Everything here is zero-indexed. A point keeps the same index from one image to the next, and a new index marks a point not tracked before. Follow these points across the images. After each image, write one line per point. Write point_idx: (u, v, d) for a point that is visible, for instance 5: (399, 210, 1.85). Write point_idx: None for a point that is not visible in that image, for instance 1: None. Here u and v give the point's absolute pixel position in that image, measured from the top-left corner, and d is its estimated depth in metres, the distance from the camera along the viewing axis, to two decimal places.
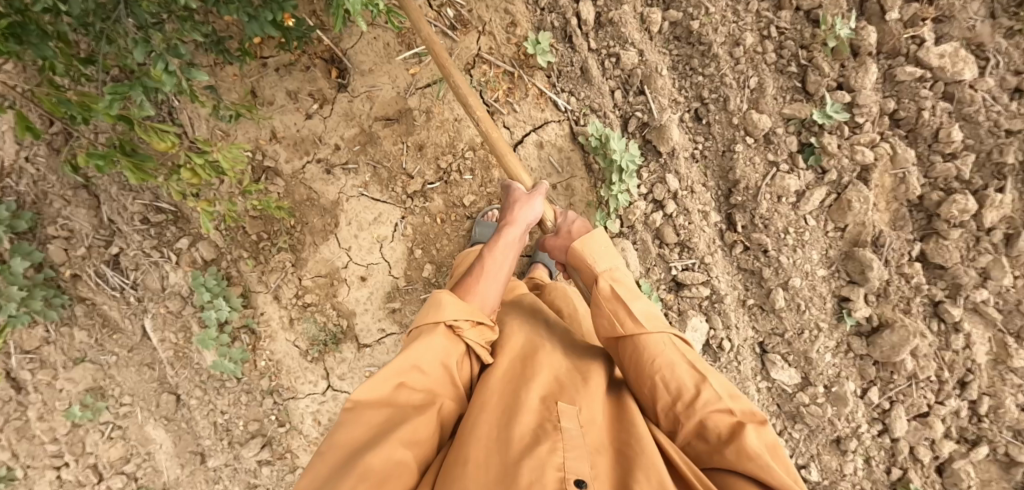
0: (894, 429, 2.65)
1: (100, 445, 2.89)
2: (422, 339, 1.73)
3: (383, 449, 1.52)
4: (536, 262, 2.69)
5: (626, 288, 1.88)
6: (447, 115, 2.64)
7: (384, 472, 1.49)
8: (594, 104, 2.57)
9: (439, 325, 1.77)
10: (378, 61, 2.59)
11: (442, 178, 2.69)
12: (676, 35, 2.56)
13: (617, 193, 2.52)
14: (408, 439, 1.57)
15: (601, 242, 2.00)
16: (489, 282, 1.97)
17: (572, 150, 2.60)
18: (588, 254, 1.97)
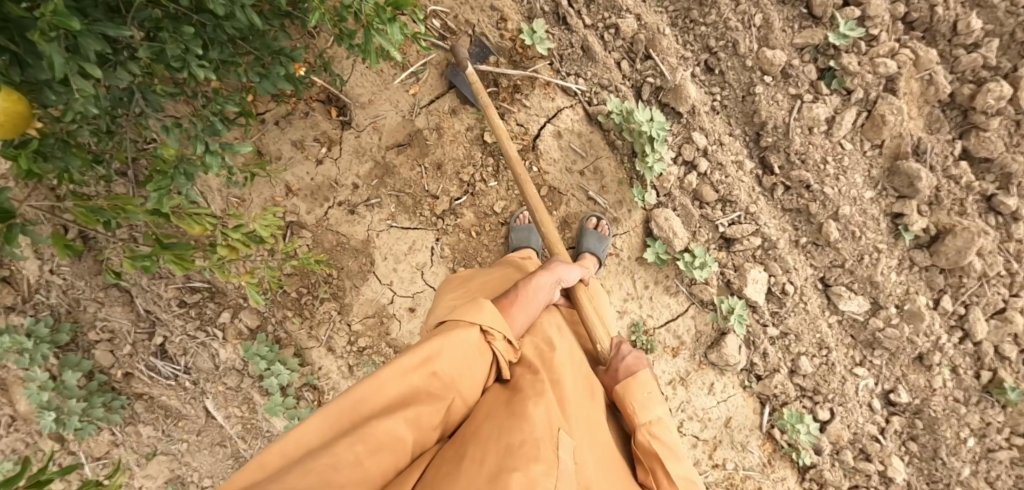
0: (975, 333, 2.59)
1: None
2: (451, 331, 1.65)
3: (384, 423, 1.46)
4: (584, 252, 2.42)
5: (661, 444, 1.83)
6: (457, 127, 2.58)
7: (382, 445, 1.44)
8: (603, 80, 2.50)
9: (472, 323, 1.69)
10: (377, 89, 2.53)
11: (467, 191, 2.62)
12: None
13: (652, 164, 2.44)
14: (412, 417, 1.51)
15: (648, 390, 1.91)
16: (521, 310, 1.88)
17: (591, 132, 2.53)
18: (637, 397, 1.88)
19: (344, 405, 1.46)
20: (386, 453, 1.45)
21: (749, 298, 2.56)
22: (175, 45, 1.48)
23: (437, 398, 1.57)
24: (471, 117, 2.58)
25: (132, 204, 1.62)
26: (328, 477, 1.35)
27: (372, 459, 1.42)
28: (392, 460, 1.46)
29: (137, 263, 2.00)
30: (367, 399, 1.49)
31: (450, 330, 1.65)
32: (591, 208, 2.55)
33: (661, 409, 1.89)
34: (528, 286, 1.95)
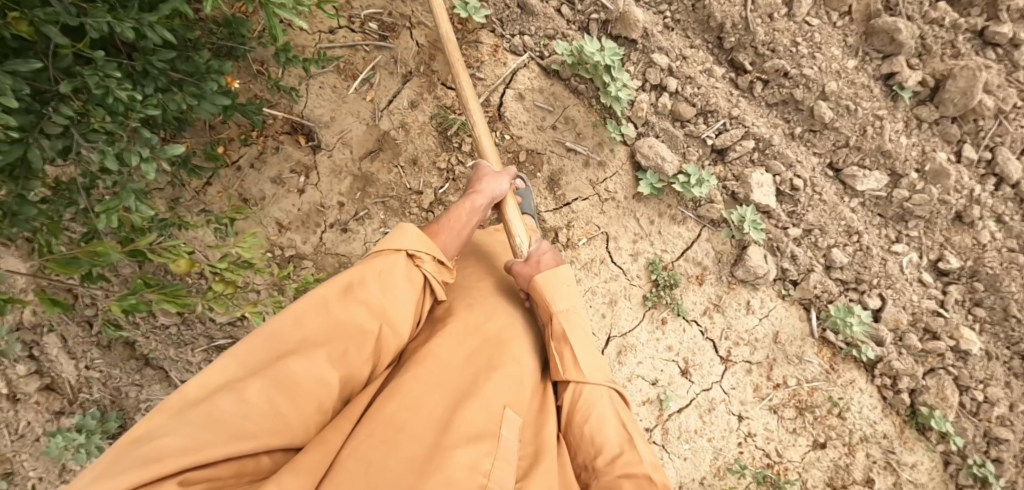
0: (1011, 174, 2.42)
1: None
2: (380, 267, 1.68)
3: (302, 363, 1.48)
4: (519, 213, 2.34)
5: (577, 331, 1.88)
6: (421, 118, 2.54)
7: (304, 389, 1.47)
8: (549, 31, 2.46)
9: (399, 255, 1.73)
10: (335, 105, 2.53)
11: (449, 178, 2.58)
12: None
13: (618, 92, 2.36)
14: (335, 356, 1.53)
15: (564, 281, 1.96)
16: (451, 234, 1.91)
17: (552, 85, 2.48)
18: (554, 289, 1.92)
19: (260, 343, 1.47)
20: (308, 396, 1.47)
21: (760, 203, 2.44)
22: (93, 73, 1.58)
23: (363, 335, 1.59)
24: (431, 105, 2.54)
25: (106, 252, 1.65)
26: (236, 425, 1.37)
27: (287, 402, 1.44)
28: (310, 402, 1.48)
29: (126, 307, 1.82)
30: (284, 337, 1.50)
31: (379, 263, 1.68)
32: (574, 159, 2.50)
33: (573, 299, 1.94)
34: (462, 212, 1.96)
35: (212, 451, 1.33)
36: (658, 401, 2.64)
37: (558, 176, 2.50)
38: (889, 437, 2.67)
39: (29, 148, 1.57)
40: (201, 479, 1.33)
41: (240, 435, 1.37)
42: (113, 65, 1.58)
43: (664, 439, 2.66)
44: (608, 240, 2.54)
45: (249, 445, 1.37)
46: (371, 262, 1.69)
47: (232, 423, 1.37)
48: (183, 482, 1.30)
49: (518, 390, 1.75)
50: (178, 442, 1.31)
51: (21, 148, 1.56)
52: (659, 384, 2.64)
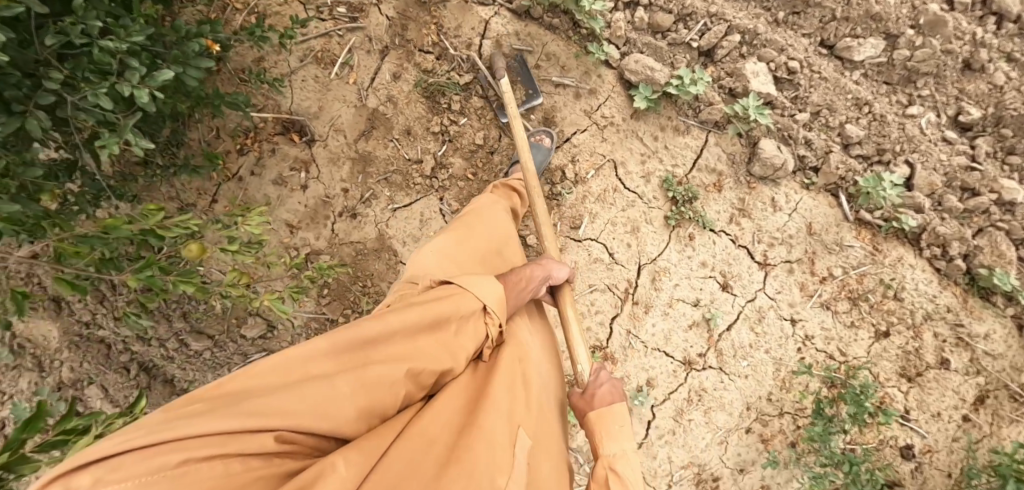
0: (1009, 9, 2.36)
1: None
2: (467, 305, 1.63)
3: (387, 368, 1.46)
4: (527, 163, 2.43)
5: (621, 477, 1.67)
6: (406, 88, 2.54)
7: (376, 393, 1.43)
8: None
9: (483, 303, 1.67)
10: (321, 93, 2.53)
11: (444, 139, 2.56)
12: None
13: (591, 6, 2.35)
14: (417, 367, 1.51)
15: (621, 420, 1.78)
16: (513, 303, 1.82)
17: (527, 26, 2.49)
18: (609, 429, 1.76)
19: (352, 340, 1.45)
20: (379, 400, 1.44)
21: (760, 91, 2.40)
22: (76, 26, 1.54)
23: (437, 363, 1.54)
24: (414, 74, 2.53)
25: (116, 225, 1.59)
26: (323, 405, 1.36)
27: (369, 401, 1.42)
28: (386, 402, 1.46)
29: (142, 281, 1.72)
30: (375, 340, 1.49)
31: (469, 297, 1.65)
32: (564, 93, 2.49)
33: (629, 443, 1.74)
34: (525, 274, 1.89)
35: (299, 422, 1.32)
36: (703, 321, 2.59)
37: (553, 117, 2.50)
38: (953, 310, 2.55)
39: (28, 119, 1.56)
40: (286, 442, 1.32)
41: (323, 413, 1.36)
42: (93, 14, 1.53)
43: (720, 360, 2.61)
44: (616, 167, 2.52)
45: (329, 425, 1.37)
46: (460, 294, 1.65)
47: (321, 401, 1.36)
48: (275, 440, 1.30)
49: (538, 424, 1.70)
50: (274, 405, 1.31)
51: (19, 119, 1.56)
52: (702, 304, 2.58)
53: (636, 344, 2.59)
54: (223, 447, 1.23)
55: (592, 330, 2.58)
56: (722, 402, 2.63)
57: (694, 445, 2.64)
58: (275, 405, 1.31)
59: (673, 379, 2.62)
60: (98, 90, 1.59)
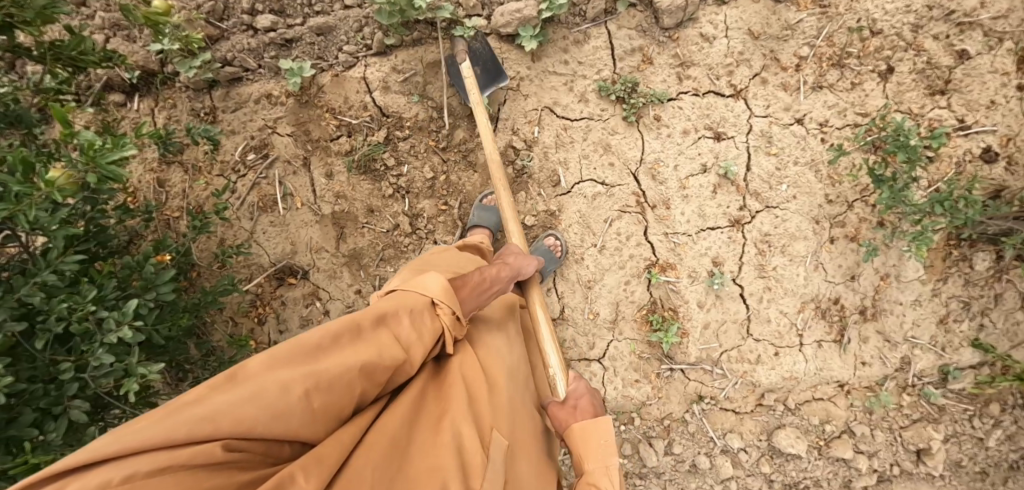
0: None
1: None
2: (410, 306, 1.67)
3: (341, 370, 1.45)
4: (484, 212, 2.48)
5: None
6: (343, 177, 2.53)
7: (330, 397, 1.43)
8: (355, 26, 2.44)
9: (422, 304, 1.69)
10: (284, 230, 2.56)
11: (403, 194, 2.54)
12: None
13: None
14: (369, 366, 1.51)
15: (602, 436, 1.78)
16: (478, 295, 1.88)
17: (401, 54, 2.48)
18: (593, 443, 1.77)
19: (299, 350, 1.44)
20: (334, 407, 1.44)
21: None
22: (56, 313, 1.76)
23: (393, 358, 1.56)
24: (343, 160, 2.52)
25: None
26: (276, 410, 1.34)
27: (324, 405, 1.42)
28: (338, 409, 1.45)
29: None
30: (320, 346, 1.48)
31: (411, 303, 1.68)
32: None
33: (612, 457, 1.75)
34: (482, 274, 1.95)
35: (252, 427, 1.30)
36: (721, 181, 2.54)
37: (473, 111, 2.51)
38: (936, 5, 2.40)
39: (70, 412, 1.77)
40: (238, 450, 1.30)
41: (279, 420, 1.34)
42: (53, 298, 1.75)
43: (762, 200, 2.55)
44: (552, 110, 2.53)
45: (282, 430, 1.35)
46: (402, 299, 1.68)
47: (276, 405, 1.34)
48: (225, 448, 1.27)
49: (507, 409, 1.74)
50: (227, 409, 1.28)
51: (64, 418, 1.77)
52: (712, 167, 2.54)
53: (679, 239, 2.57)
54: (173, 458, 1.20)
55: (637, 254, 2.58)
56: (791, 232, 2.57)
57: (795, 285, 2.61)
58: (227, 410, 1.28)
59: (733, 244, 2.58)
60: (97, 352, 1.79)
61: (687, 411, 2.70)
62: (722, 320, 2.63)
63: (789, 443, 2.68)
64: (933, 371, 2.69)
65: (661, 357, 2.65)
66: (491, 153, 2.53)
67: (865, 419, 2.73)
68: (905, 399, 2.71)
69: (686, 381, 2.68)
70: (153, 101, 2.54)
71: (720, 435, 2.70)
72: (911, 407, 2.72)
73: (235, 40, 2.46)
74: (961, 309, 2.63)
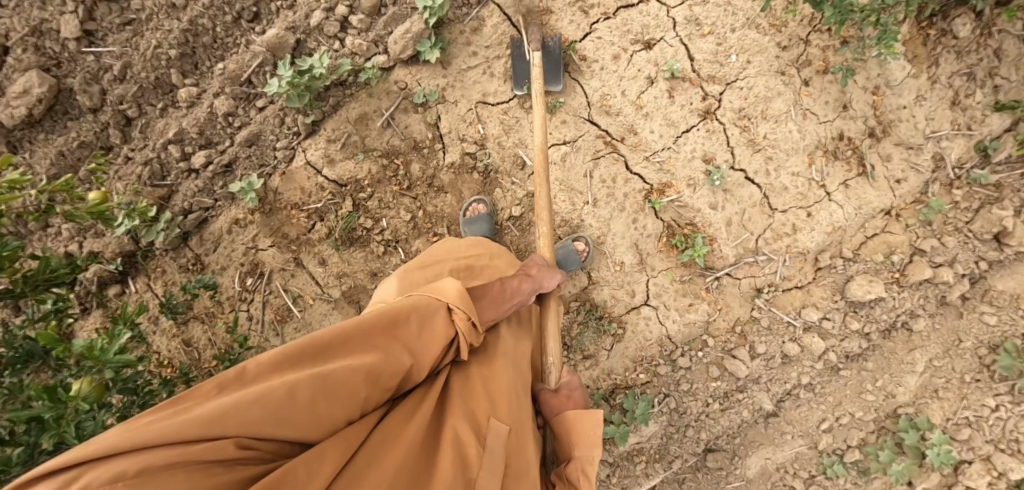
0: None
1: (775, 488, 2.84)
2: (424, 310, 1.67)
3: (346, 375, 1.47)
4: (480, 217, 2.43)
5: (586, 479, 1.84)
6: (335, 259, 2.55)
7: (335, 398, 1.45)
8: (275, 121, 2.46)
9: (437, 307, 1.69)
10: (309, 330, 2.60)
11: (394, 246, 2.53)
12: (164, 55, 2.44)
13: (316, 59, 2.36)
14: (374, 373, 1.52)
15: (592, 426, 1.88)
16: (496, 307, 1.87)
17: (328, 123, 2.47)
18: (582, 434, 1.88)
19: (309, 348, 1.48)
20: (341, 404, 1.46)
21: None
22: None
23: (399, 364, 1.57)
24: (327, 244, 2.54)
25: None
26: (285, 412, 1.38)
27: (328, 413, 1.44)
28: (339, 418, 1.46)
29: None
30: (329, 347, 1.51)
31: (427, 306, 1.68)
32: (399, 118, 2.46)
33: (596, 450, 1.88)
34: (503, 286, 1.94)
35: (258, 428, 1.34)
36: (673, 84, 2.46)
37: (417, 141, 2.47)
38: None
39: None
40: (248, 447, 1.34)
41: (284, 422, 1.38)
42: None
43: (720, 81, 2.46)
44: (486, 100, 2.44)
45: (286, 432, 1.38)
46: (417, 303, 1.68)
47: (283, 409, 1.37)
48: (236, 445, 1.32)
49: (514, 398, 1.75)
50: (239, 411, 1.32)
51: None
52: (657, 76, 2.46)
53: (662, 157, 2.50)
54: (188, 452, 1.25)
55: (631, 190, 2.53)
56: (763, 95, 2.46)
57: (794, 142, 2.51)
58: (236, 409, 1.32)
59: (716, 134, 2.49)
60: None
61: (755, 309, 2.65)
62: (742, 210, 2.56)
63: (865, 291, 2.59)
64: (971, 155, 2.57)
65: (703, 272, 2.60)
66: (453, 168, 2.48)
67: (927, 233, 2.62)
68: (957, 194, 2.59)
69: (738, 282, 2.63)
70: (144, 277, 2.61)
71: (795, 316, 2.65)
72: (966, 199, 2.60)
73: (185, 188, 2.52)
74: (968, 82, 2.50)
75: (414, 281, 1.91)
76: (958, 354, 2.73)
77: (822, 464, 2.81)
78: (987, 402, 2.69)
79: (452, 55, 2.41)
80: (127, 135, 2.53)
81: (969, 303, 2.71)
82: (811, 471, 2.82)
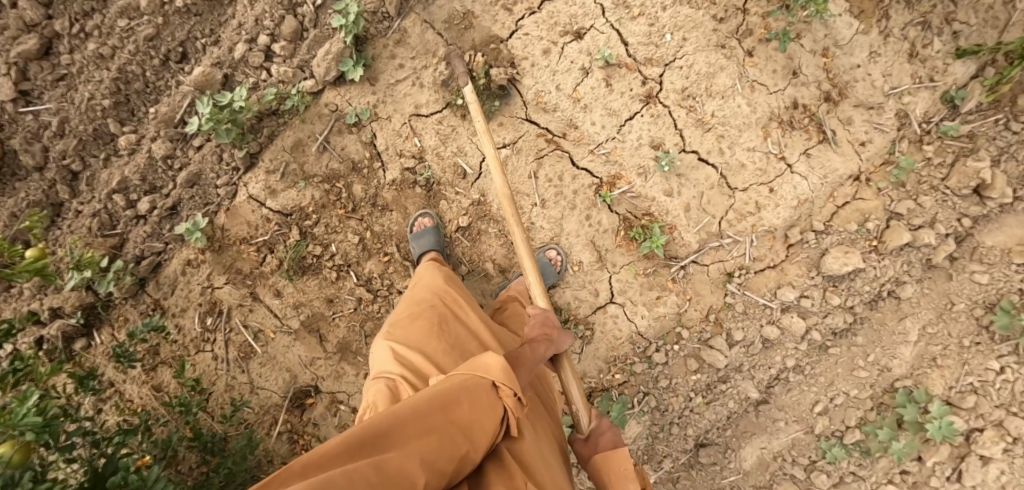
0: None
1: (777, 477, 2.71)
2: (471, 386, 1.60)
3: (401, 464, 1.40)
4: (427, 244, 2.36)
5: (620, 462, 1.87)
6: (290, 290, 2.50)
7: (386, 488, 1.35)
8: (212, 158, 2.41)
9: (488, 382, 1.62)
10: (273, 365, 2.54)
11: (345, 269, 2.49)
12: (99, 106, 2.37)
13: (236, 98, 2.32)
14: (428, 458, 1.43)
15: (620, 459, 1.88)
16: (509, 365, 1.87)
17: (264, 154, 2.43)
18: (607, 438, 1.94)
19: (359, 438, 1.41)
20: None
21: None
22: None
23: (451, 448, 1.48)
24: (280, 275, 2.49)
25: None
26: None
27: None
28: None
29: None
30: (379, 431, 1.44)
31: (477, 383, 1.61)
32: (334, 141, 2.42)
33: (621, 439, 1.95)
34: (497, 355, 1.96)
35: None
36: (609, 72, 2.37)
37: (355, 161, 2.43)
38: None
39: None
40: None
41: None
42: None
43: (657, 64, 2.37)
44: (420, 113, 2.40)
45: None
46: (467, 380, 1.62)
47: None
48: None
49: None
50: None
51: None
52: (592, 66, 2.37)
53: (607, 148, 2.41)
54: None
55: (580, 186, 2.44)
56: (705, 72, 2.36)
57: (745, 117, 2.39)
58: None
59: (660, 119, 2.39)
60: None
61: (727, 295, 2.53)
62: (699, 194, 2.45)
63: (843, 264, 2.45)
64: (938, 108, 2.43)
65: (667, 262, 2.50)
66: (395, 185, 2.44)
67: (902, 196, 2.47)
68: (927, 150, 2.45)
69: (706, 269, 2.52)
70: (108, 328, 2.51)
71: (771, 298, 2.52)
72: (938, 154, 2.45)
73: (134, 235, 2.46)
74: (924, 31, 2.36)
75: (416, 336, 2.00)
76: (953, 318, 2.57)
77: (821, 449, 2.67)
78: (991, 366, 2.52)
79: (378, 73, 2.37)
80: (76, 189, 2.45)
81: (958, 263, 2.55)
82: (812, 458, 2.68)
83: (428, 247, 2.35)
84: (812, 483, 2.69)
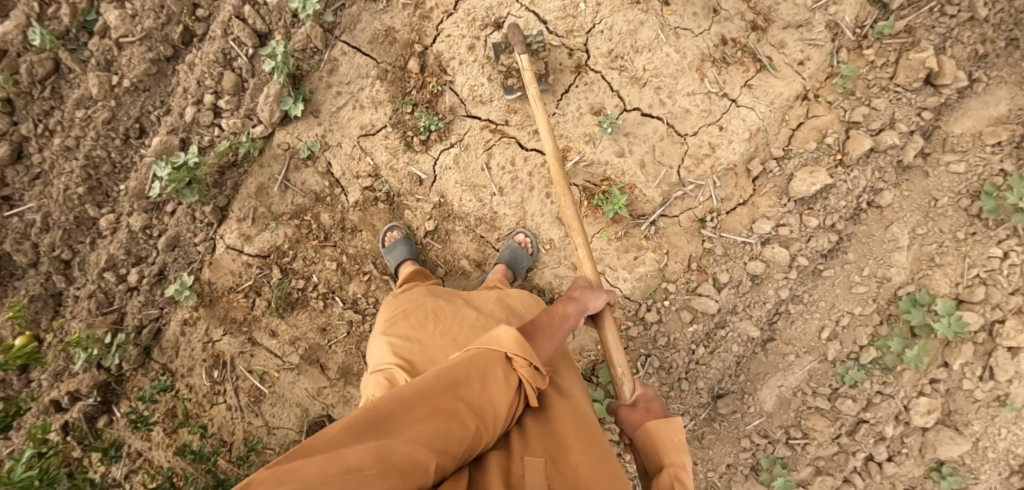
0: None
1: (805, 414, 2.64)
2: (483, 361, 1.51)
3: (410, 446, 1.31)
4: (400, 254, 2.46)
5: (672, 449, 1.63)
6: (284, 327, 2.60)
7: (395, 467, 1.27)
8: (186, 219, 2.54)
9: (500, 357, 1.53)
10: (283, 402, 2.62)
11: (331, 295, 2.58)
12: (76, 194, 2.53)
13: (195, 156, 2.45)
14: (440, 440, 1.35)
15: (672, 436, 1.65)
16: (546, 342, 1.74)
17: (233, 205, 2.55)
18: (664, 446, 1.64)
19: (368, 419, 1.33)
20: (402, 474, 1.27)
21: None
22: None
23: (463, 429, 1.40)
24: (271, 315, 2.59)
25: None
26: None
27: None
28: None
29: None
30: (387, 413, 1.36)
31: (489, 357, 1.52)
32: (293, 178, 2.54)
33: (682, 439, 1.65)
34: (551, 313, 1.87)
35: None
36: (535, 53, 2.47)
37: (317, 192, 2.54)
38: None
39: None
40: None
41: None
42: None
43: (578, 35, 2.45)
44: (367, 133, 2.51)
45: None
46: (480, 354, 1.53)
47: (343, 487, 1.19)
48: None
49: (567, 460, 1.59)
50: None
51: None
52: None
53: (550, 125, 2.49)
54: None
55: (533, 167, 2.49)
56: (626, 30, 2.43)
57: (676, 64, 2.44)
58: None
59: (591, 86, 2.47)
60: None
61: (705, 241, 2.54)
62: (651, 148, 2.48)
63: (810, 184, 2.43)
64: (868, 10, 2.41)
65: (636, 222, 2.52)
66: (359, 205, 2.55)
67: (854, 104, 2.44)
68: (869, 54, 2.42)
69: (677, 220, 2.54)
70: (126, 400, 2.59)
71: (749, 234, 2.51)
72: (880, 56, 2.42)
73: (131, 307, 2.58)
74: None
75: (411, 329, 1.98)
76: (941, 215, 2.49)
77: (840, 374, 2.59)
78: (993, 254, 2.43)
79: (321, 104, 2.51)
80: (70, 277, 2.59)
81: (932, 158, 2.49)
82: (836, 387, 2.59)
83: (402, 257, 2.45)
84: (840, 412, 2.59)
